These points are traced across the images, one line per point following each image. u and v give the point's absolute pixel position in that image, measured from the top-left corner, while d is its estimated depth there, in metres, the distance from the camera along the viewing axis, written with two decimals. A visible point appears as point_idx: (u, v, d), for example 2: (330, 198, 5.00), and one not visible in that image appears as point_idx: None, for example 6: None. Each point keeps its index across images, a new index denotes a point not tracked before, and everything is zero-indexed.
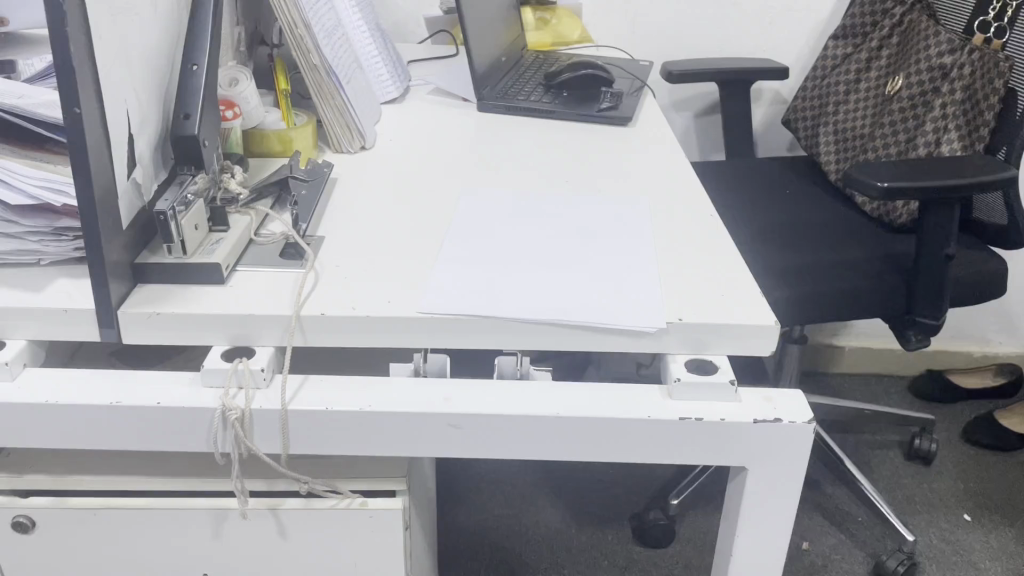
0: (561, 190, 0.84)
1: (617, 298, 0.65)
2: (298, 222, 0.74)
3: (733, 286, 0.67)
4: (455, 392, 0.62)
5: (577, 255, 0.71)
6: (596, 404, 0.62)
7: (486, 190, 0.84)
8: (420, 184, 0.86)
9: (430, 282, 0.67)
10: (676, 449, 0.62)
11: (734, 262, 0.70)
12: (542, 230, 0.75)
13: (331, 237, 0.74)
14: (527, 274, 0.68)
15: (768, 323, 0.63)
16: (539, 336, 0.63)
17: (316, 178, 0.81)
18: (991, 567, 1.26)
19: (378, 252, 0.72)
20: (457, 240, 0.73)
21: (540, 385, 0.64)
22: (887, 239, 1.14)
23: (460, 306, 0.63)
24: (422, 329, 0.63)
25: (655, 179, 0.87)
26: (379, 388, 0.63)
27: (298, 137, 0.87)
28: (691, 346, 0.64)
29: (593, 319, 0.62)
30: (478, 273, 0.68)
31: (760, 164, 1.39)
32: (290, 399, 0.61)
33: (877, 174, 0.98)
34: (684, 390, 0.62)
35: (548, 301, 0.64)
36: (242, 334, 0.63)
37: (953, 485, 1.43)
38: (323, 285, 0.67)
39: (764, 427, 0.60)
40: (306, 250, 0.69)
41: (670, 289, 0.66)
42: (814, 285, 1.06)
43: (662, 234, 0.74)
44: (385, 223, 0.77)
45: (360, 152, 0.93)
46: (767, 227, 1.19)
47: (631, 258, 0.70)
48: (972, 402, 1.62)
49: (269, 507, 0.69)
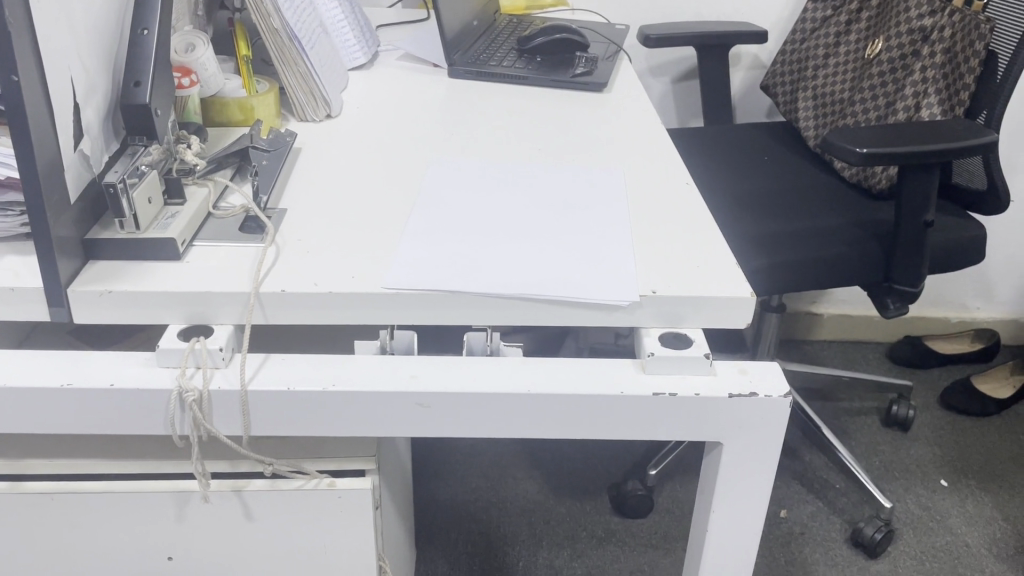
0: (536, 158, 0.81)
1: (590, 271, 0.63)
2: (258, 194, 0.71)
3: (709, 257, 0.65)
4: (423, 370, 0.60)
5: (550, 226, 0.69)
6: (567, 380, 0.60)
7: (456, 159, 0.81)
8: (388, 154, 0.83)
9: (398, 256, 0.64)
10: (650, 426, 0.60)
11: (711, 231, 0.68)
12: (515, 200, 0.72)
13: (293, 210, 0.71)
14: (497, 246, 0.65)
15: (742, 295, 0.61)
16: (509, 311, 0.61)
17: (278, 147, 0.78)
18: (967, 532, 1.27)
19: (342, 226, 0.69)
20: (427, 212, 0.71)
21: (511, 361, 0.62)
22: (866, 206, 1.12)
23: (428, 280, 0.61)
24: (390, 304, 0.61)
25: (630, 147, 0.85)
26: (344, 366, 0.61)
27: (260, 105, 0.84)
28: (665, 320, 0.62)
29: (566, 293, 0.60)
30: (446, 246, 0.65)
31: (738, 130, 1.36)
32: (250, 379, 0.59)
33: (857, 139, 0.95)
34: (657, 365, 0.60)
35: (518, 274, 0.62)
36: (200, 312, 0.61)
37: (930, 451, 1.43)
38: (285, 260, 0.64)
39: (739, 401, 0.59)
40: (266, 222, 0.67)
41: (645, 259, 0.64)
42: (792, 253, 1.05)
43: (637, 203, 0.72)
44: (350, 195, 0.74)
45: (325, 121, 0.90)
46: (745, 195, 1.17)
47: (607, 229, 0.68)
48: (951, 368, 1.62)
49: (233, 489, 0.67)
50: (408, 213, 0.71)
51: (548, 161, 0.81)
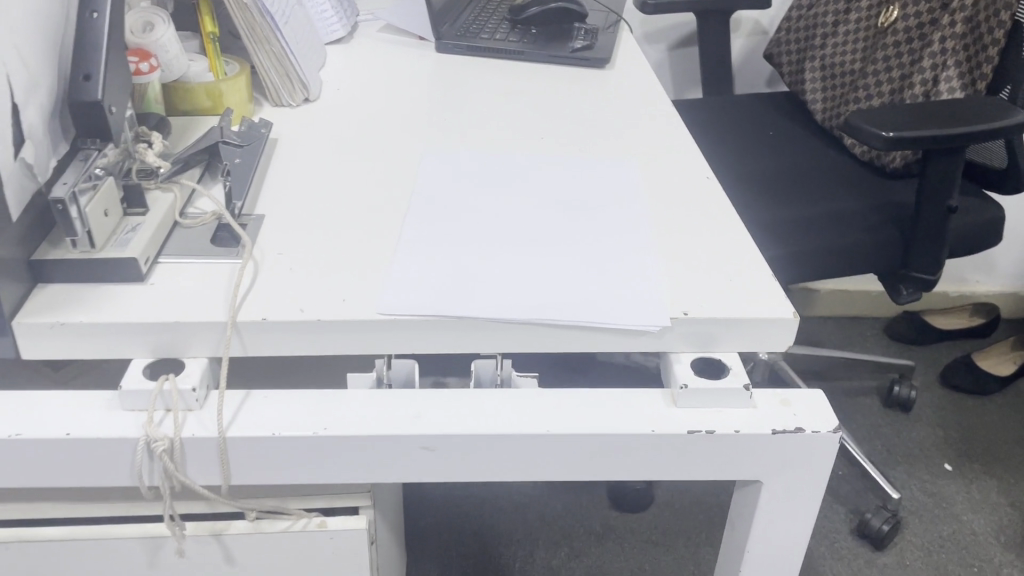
0: (539, 149, 0.74)
1: (612, 291, 0.56)
2: (232, 198, 0.63)
3: (744, 269, 0.58)
4: (427, 407, 0.53)
5: (562, 235, 0.61)
6: (589, 416, 0.53)
7: (451, 151, 0.73)
8: (375, 144, 0.75)
9: (394, 274, 0.57)
10: (682, 465, 0.54)
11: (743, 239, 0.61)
12: (520, 204, 0.65)
13: (271, 216, 0.63)
14: (505, 261, 0.58)
15: (784, 315, 0.54)
16: (521, 337, 0.54)
17: (253, 141, 0.69)
18: (973, 519, 1.23)
19: (328, 235, 0.61)
20: (424, 219, 0.63)
21: (526, 393, 0.55)
22: (881, 187, 1.06)
23: (432, 305, 0.54)
24: (388, 332, 0.53)
25: (642, 134, 0.77)
26: (336, 404, 0.53)
27: (230, 90, 0.75)
28: (698, 344, 0.55)
29: (586, 318, 0.53)
30: (447, 260, 0.58)
31: (740, 102, 1.29)
32: (228, 423, 0.51)
33: (880, 121, 0.89)
34: (690, 398, 0.53)
35: (532, 296, 0.55)
36: (169, 345, 0.53)
37: (932, 433, 1.39)
38: (265, 279, 0.56)
39: (783, 437, 0.52)
40: (242, 234, 0.59)
41: (673, 275, 0.57)
42: (804, 240, 0.98)
43: (657, 204, 0.65)
44: (335, 197, 0.66)
45: (302, 105, 0.81)
46: (752, 175, 1.10)
47: (626, 239, 0.60)
48: (950, 344, 1.58)
49: (211, 533, 0.59)
50: (402, 219, 0.63)
51: (553, 152, 0.73)
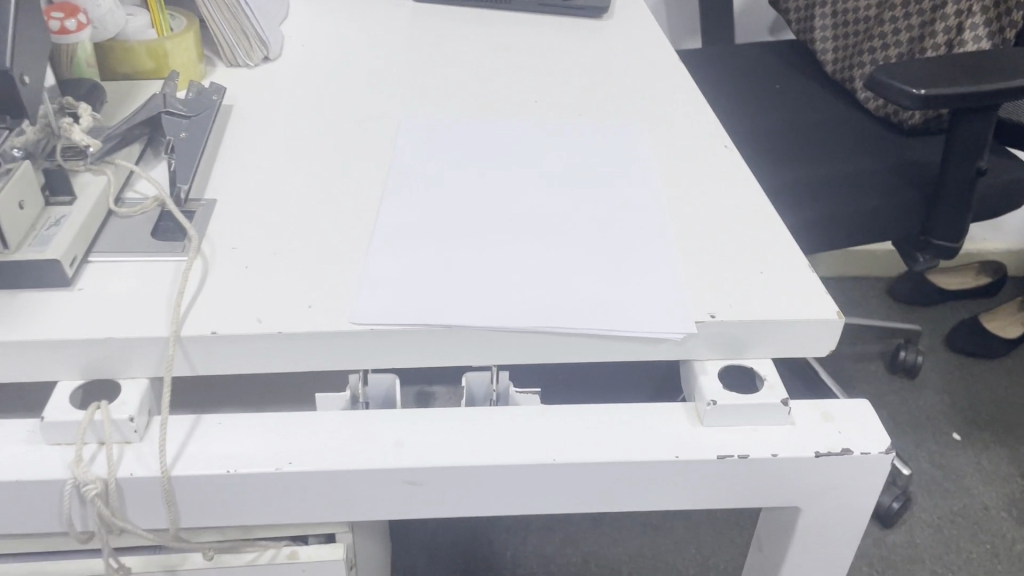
0: (533, 115, 0.65)
1: (626, 291, 0.47)
2: (177, 181, 0.54)
3: (777, 260, 0.50)
4: (411, 432, 0.45)
5: (565, 223, 0.53)
6: (602, 440, 0.45)
7: (433, 119, 0.64)
8: (345, 111, 0.65)
9: (369, 272, 0.48)
10: (709, 493, 0.46)
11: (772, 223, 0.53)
12: (514, 185, 0.56)
13: (224, 202, 0.54)
14: (501, 256, 0.50)
15: (826, 316, 0.47)
16: (520, 348, 0.46)
17: (202, 111, 0.59)
18: (984, 493, 1.18)
19: (291, 225, 0.52)
20: (405, 204, 0.54)
21: (525, 411, 0.47)
22: (899, 145, 0.98)
23: (417, 312, 0.45)
24: (364, 346, 0.45)
25: (649, 96, 0.68)
26: (303, 430, 0.45)
27: (175, 49, 0.65)
28: (725, 350, 0.48)
29: (598, 324, 0.45)
30: (431, 254, 0.50)
31: (742, 53, 1.20)
32: (174, 458, 0.43)
33: (908, 77, 0.80)
34: (719, 416, 0.46)
35: (534, 299, 0.46)
36: (101, 364, 0.44)
37: (939, 400, 1.33)
38: (215, 281, 0.47)
39: (828, 461, 0.45)
40: (187, 226, 0.50)
41: (696, 269, 0.49)
42: (819, 207, 0.90)
43: (672, 181, 0.57)
44: (300, 176, 0.57)
45: (260, 67, 0.71)
46: (759, 134, 1.01)
47: (639, 226, 0.52)
48: (955, 305, 1.51)
49: (165, 570, 0.51)
50: (379, 204, 0.54)
51: (548, 120, 0.64)
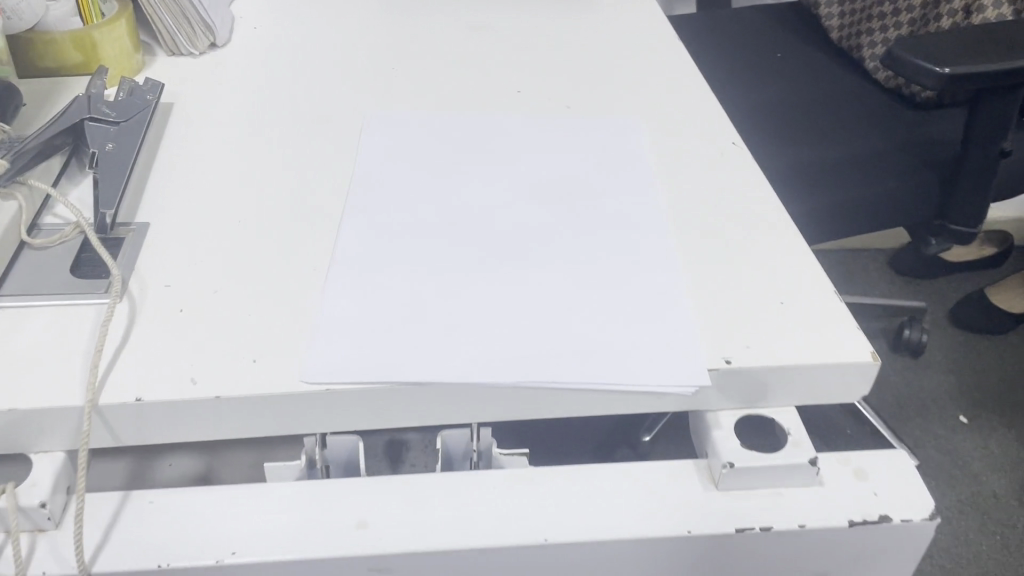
0: (515, 113, 0.57)
1: (625, 335, 0.41)
2: (101, 202, 0.46)
3: (799, 291, 0.43)
4: (376, 509, 0.39)
5: (553, 250, 0.46)
6: (601, 511, 0.39)
7: (403, 117, 0.56)
8: (302, 107, 0.58)
9: (327, 313, 0.41)
10: (726, 566, 0.40)
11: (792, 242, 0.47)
12: (494, 203, 0.49)
13: (158, 226, 0.47)
14: (479, 293, 0.43)
15: (859, 359, 0.40)
16: (505, 405, 0.39)
17: (134, 115, 0.51)
18: (993, 480, 1.13)
19: (236, 254, 0.45)
20: (369, 227, 0.47)
21: (511, 475, 0.40)
22: (912, 121, 0.90)
23: (380, 368, 0.38)
24: (318, 408, 0.38)
25: (646, 85, 0.60)
26: (251, 508, 0.38)
27: (106, 39, 0.56)
28: (741, 398, 0.41)
29: (593, 378, 0.38)
30: (401, 289, 0.43)
31: (740, 19, 1.11)
32: (96, 550, 0.36)
33: (929, 53, 0.72)
34: (736, 480, 0.39)
35: (518, 347, 0.40)
36: (7, 438, 0.37)
37: (945, 380, 1.28)
38: (143, 330, 0.40)
39: (863, 531, 0.39)
40: (110, 262, 0.42)
41: (706, 303, 0.42)
42: (828, 193, 0.83)
43: (673, 198, 0.50)
44: (249, 191, 0.50)
45: (207, 54, 0.63)
46: (761, 111, 0.94)
47: (638, 255, 0.45)
48: (960, 278, 1.46)
49: None
50: (337, 226, 0.47)
51: (532, 118, 0.57)
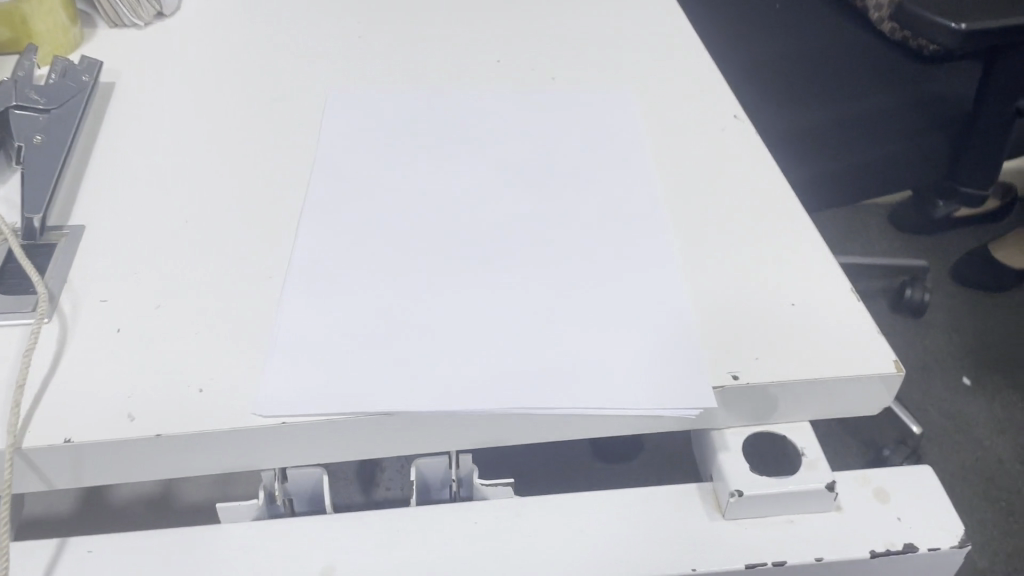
0: (492, 91, 0.52)
1: (617, 351, 0.36)
2: (28, 203, 0.41)
3: (811, 295, 0.39)
4: (344, 551, 0.35)
5: (536, 255, 0.41)
6: (596, 546, 0.35)
7: (372, 96, 0.51)
8: (258, 84, 0.52)
9: (285, 332, 0.37)
10: None
11: (799, 233, 0.43)
12: (470, 200, 0.45)
13: (95, 228, 0.42)
14: (452, 308, 0.38)
15: (880, 371, 0.36)
16: (486, 433, 0.35)
17: (67, 100, 0.46)
18: (997, 444, 1.10)
19: (183, 260, 0.40)
20: (330, 231, 0.42)
21: (495, 506, 0.36)
22: (921, 76, 0.85)
23: (340, 397, 0.34)
24: (274, 443, 0.34)
25: (638, 53, 0.55)
26: (203, 555, 0.34)
27: (37, 12, 0.51)
28: (750, 414, 0.37)
29: (582, 402, 0.34)
30: (367, 304, 0.39)
31: None
32: None
33: (943, 6, 0.67)
34: (744, 508, 0.35)
35: (496, 368, 0.35)
36: None
37: (947, 341, 1.24)
38: (75, 354, 0.36)
39: (885, 562, 0.35)
40: (36, 277, 0.37)
41: (709, 314, 0.38)
42: (832, 158, 0.78)
43: (671, 190, 0.45)
44: (198, 185, 0.45)
45: (152, 25, 0.57)
46: (758, 71, 0.89)
47: (630, 260, 0.41)
48: (962, 233, 1.41)
49: None
50: (295, 228, 0.42)
51: (513, 98, 0.52)
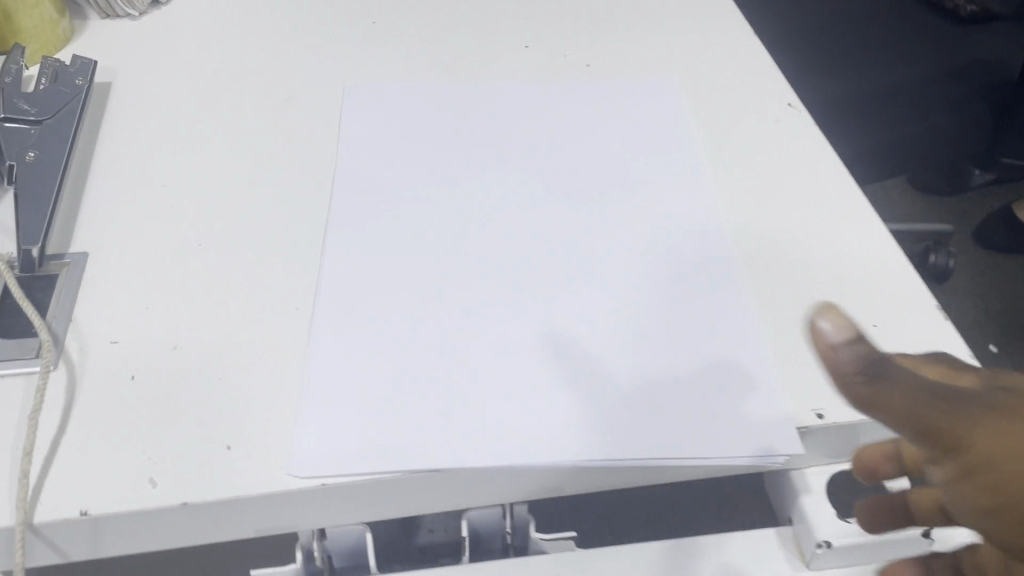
0: (525, 88, 0.48)
1: (686, 388, 0.33)
2: (24, 232, 0.37)
3: (892, 318, 0.36)
4: None
5: (587, 275, 0.38)
6: None
7: (394, 96, 0.47)
8: (269, 82, 0.48)
9: (318, 373, 0.34)
10: None
11: (879, 255, 0.39)
12: (510, 214, 0.41)
13: (99, 257, 0.38)
14: (501, 341, 0.35)
15: None
16: (543, 483, 0.32)
17: (60, 110, 0.42)
18: None
19: (199, 293, 0.36)
20: (360, 251, 0.39)
21: (556, 561, 0.33)
22: (964, 38, 0.80)
23: (386, 451, 0.31)
24: (314, 505, 0.31)
25: (678, 39, 0.51)
26: None
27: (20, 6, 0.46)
28: (832, 454, 0.34)
29: (652, 453, 0.31)
30: (405, 336, 0.35)
31: None
32: None
33: None
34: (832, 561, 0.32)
35: (555, 413, 0.32)
36: None
37: (970, 308, 1.21)
38: (86, 409, 0.32)
39: None
40: (38, 320, 0.34)
41: (782, 342, 0.35)
42: (874, 129, 0.73)
43: (728, 200, 0.42)
44: (210, 203, 0.41)
45: (146, 16, 0.52)
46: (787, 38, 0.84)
47: (691, 280, 0.38)
48: (982, 194, 1.37)
49: None
50: (320, 250, 0.39)
51: (547, 96, 0.48)
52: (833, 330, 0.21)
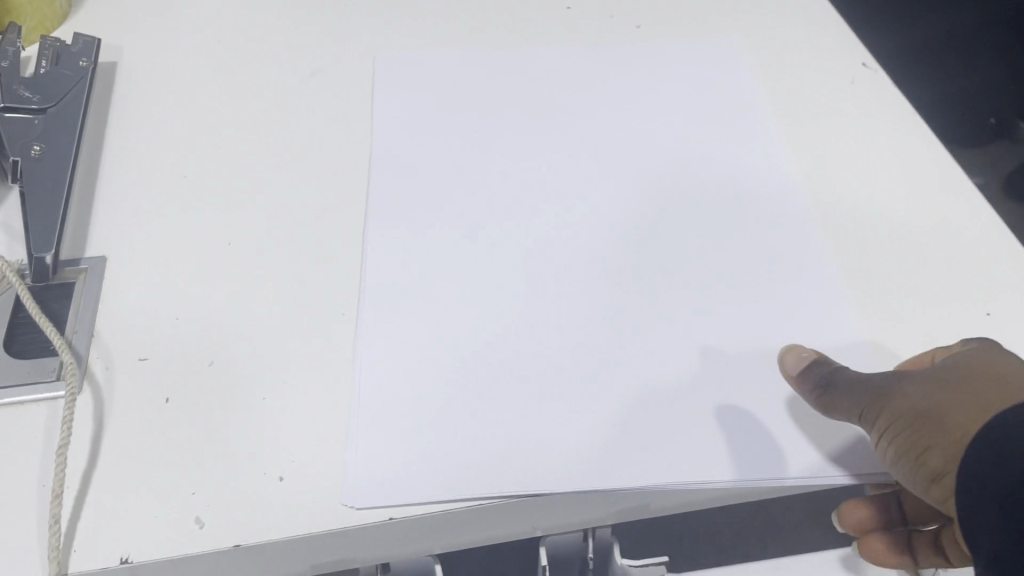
0: (570, 53, 0.44)
1: (772, 400, 0.31)
2: (33, 237, 0.33)
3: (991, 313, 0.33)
4: None
5: (653, 264, 0.35)
6: None
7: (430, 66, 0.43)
8: (293, 58, 0.44)
9: (373, 384, 0.30)
10: None
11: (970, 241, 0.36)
12: (563, 194, 0.37)
13: (117, 261, 0.34)
14: (567, 342, 0.32)
15: None
16: (624, 502, 0.30)
17: (65, 96, 0.37)
18: None
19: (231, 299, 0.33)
20: (403, 241, 0.35)
21: None
22: None
23: (452, 476, 0.28)
24: (377, 538, 0.28)
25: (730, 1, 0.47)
26: None
27: None
28: None
29: (737, 476, 0.29)
30: (463, 336, 0.32)
31: None
32: None
33: None
34: None
35: (632, 430, 0.30)
36: None
37: None
38: (116, 437, 0.29)
39: None
40: (57, 338, 0.30)
41: (871, 346, 0.33)
42: None
43: (800, 177, 0.38)
44: (237, 197, 0.37)
45: None
46: None
47: (766, 271, 0.35)
48: None
49: None
50: (360, 244, 0.35)
51: (595, 60, 0.44)
52: (792, 360, 0.31)
